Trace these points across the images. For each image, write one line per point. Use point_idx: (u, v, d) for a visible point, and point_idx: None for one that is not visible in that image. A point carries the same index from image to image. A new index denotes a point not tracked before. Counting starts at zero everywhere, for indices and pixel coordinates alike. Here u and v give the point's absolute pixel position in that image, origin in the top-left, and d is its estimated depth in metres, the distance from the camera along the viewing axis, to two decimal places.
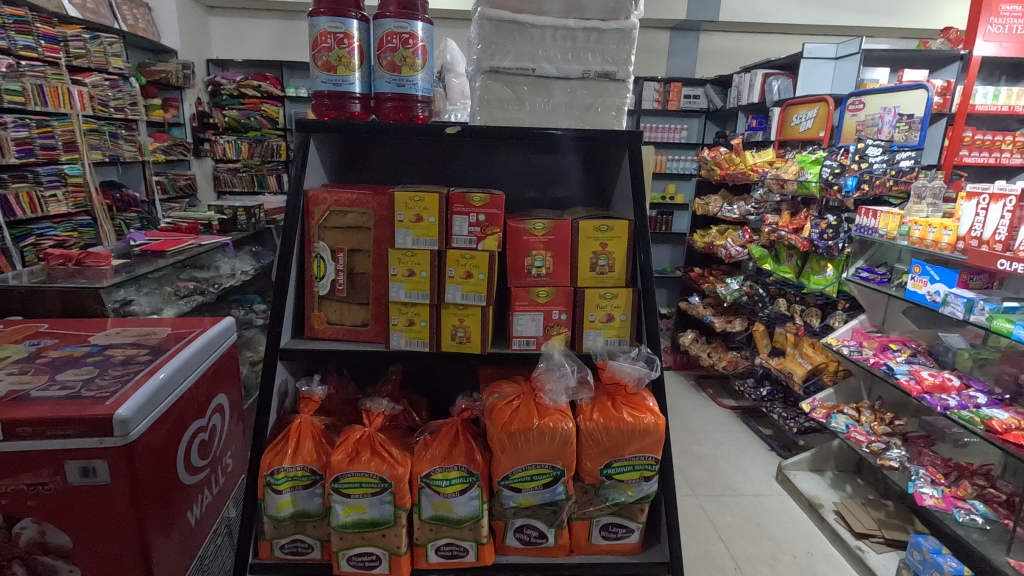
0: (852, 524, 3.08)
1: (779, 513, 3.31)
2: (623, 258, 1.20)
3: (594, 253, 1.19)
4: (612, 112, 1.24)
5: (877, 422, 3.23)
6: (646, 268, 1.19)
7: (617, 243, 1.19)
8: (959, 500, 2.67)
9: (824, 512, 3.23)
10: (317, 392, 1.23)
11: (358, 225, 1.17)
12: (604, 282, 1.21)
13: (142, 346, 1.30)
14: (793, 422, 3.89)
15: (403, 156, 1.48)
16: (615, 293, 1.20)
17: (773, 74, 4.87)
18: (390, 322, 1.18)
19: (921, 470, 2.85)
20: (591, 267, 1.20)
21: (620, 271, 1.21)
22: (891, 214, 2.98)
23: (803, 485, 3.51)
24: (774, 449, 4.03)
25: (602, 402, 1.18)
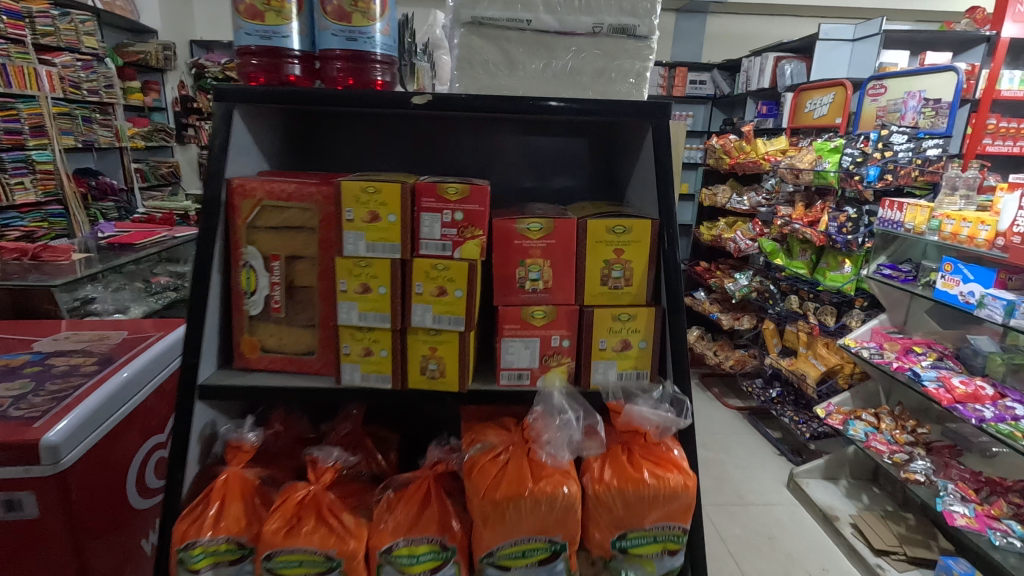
0: (867, 537, 2.84)
1: (793, 524, 3.04)
2: (643, 267, 0.92)
3: (607, 262, 0.92)
4: (630, 78, 0.96)
5: (898, 429, 2.91)
6: (675, 281, 0.91)
7: (636, 249, 0.92)
8: (993, 521, 2.37)
9: (840, 525, 2.98)
10: (250, 440, 0.96)
11: (297, 224, 0.89)
12: (620, 299, 0.93)
13: (90, 354, 1.26)
14: (806, 427, 3.62)
15: (376, 138, 1.20)
16: (633, 313, 0.93)
17: (785, 57, 4.47)
18: (342, 351, 0.91)
19: (950, 485, 2.55)
20: (603, 280, 0.92)
21: (641, 286, 0.93)
22: (919, 207, 2.67)
23: (816, 494, 3.25)
24: (783, 454, 3.74)
25: (615, 455, 0.92)
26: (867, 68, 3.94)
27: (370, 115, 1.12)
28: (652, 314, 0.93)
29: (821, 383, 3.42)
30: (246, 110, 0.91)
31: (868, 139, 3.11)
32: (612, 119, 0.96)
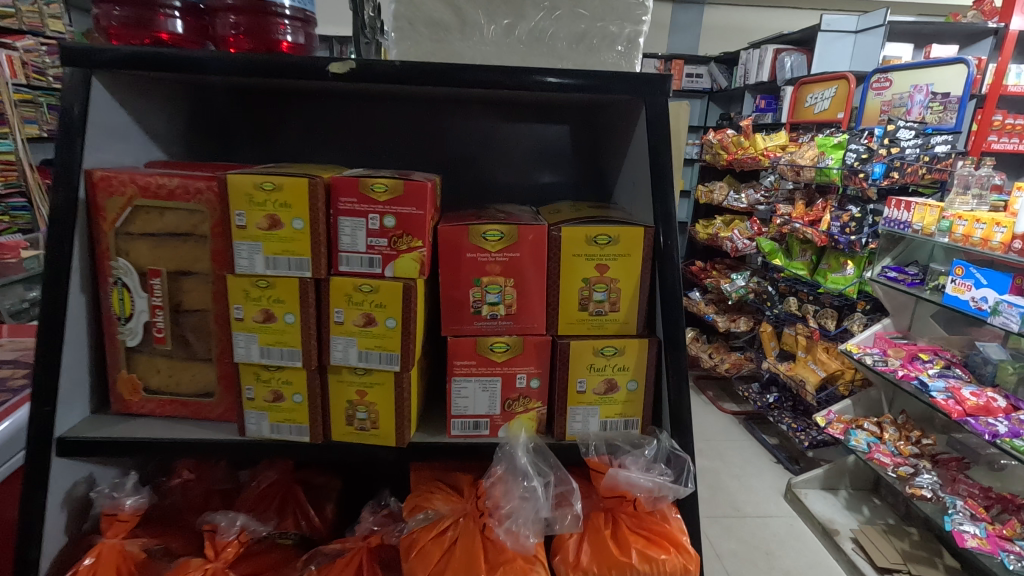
0: (870, 553, 2.47)
1: (792, 538, 2.64)
2: (633, 288, 0.72)
3: (587, 281, 0.71)
4: (617, 46, 0.75)
5: (903, 441, 2.48)
6: (673, 305, 0.71)
7: (625, 264, 0.71)
8: (1006, 542, 1.96)
9: (840, 540, 2.59)
10: (132, 505, 0.75)
11: (183, 231, 0.69)
12: (604, 329, 0.73)
13: (17, 367, 1.02)
14: (803, 435, 3.29)
15: (316, 120, 0.98)
16: (621, 346, 0.73)
17: (785, 50, 4.21)
18: (244, 395, 0.70)
19: (959, 502, 2.12)
20: (582, 304, 0.72)
21: (630, 312, 0.73)
22: (929, 206, 2.29)
23: (815, 507, 2.85)
24: (781, 461, 3.36)
25: (597, 527, 0.72)
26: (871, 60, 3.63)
27: (301, 92, 0.90)
28: (644, 349, 0.73)
29: (820, 390, 3.05)
30: (117, 80, 0.70)
31: (872, 134, 2.79)
32: (595, 99, 0.75)
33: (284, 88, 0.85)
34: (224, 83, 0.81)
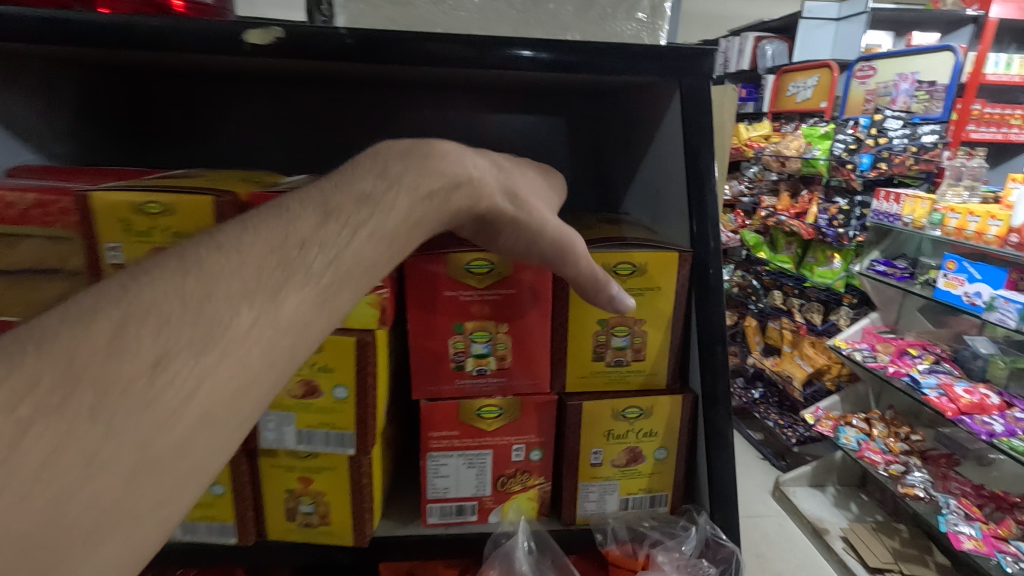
0: (862, 555, 2.02)
1: (780, 542, 2.17)
2: (662, 332, 0.56)
3: (604, 324, 0.55)
4: (638, 13, 0.57)
5: (891, 437, 2.19)
6: (715, 354, 0.55)
7: (651, 301, 0.55)
8: (1002, 543, 1.68)
9: (829, 540, 2.13)
10: None
11: (49, 265, 0.49)
12: (625, 383, 0.57)
13: None
14: (790, 431, 2.76)
15: (256, 110, 0.79)
16: (646, 405, 0.56)
17: (766, 37, 3.76)
18: None
19: (952, 501, 1.84)
20: (598, 354, 0.56)
21: (661, 361, 0.57)
22: (920, 198, 2.05)
23: (806, 505, 2.37)
24: (766, 459, 2.77)
25: None
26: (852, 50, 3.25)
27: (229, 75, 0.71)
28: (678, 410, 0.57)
29: (806, 385, 2.72)
30: None
31: (857, 123, 2.46)
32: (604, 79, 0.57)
33: (200, 70, 0.66)
34: (115, 62, 0.61)
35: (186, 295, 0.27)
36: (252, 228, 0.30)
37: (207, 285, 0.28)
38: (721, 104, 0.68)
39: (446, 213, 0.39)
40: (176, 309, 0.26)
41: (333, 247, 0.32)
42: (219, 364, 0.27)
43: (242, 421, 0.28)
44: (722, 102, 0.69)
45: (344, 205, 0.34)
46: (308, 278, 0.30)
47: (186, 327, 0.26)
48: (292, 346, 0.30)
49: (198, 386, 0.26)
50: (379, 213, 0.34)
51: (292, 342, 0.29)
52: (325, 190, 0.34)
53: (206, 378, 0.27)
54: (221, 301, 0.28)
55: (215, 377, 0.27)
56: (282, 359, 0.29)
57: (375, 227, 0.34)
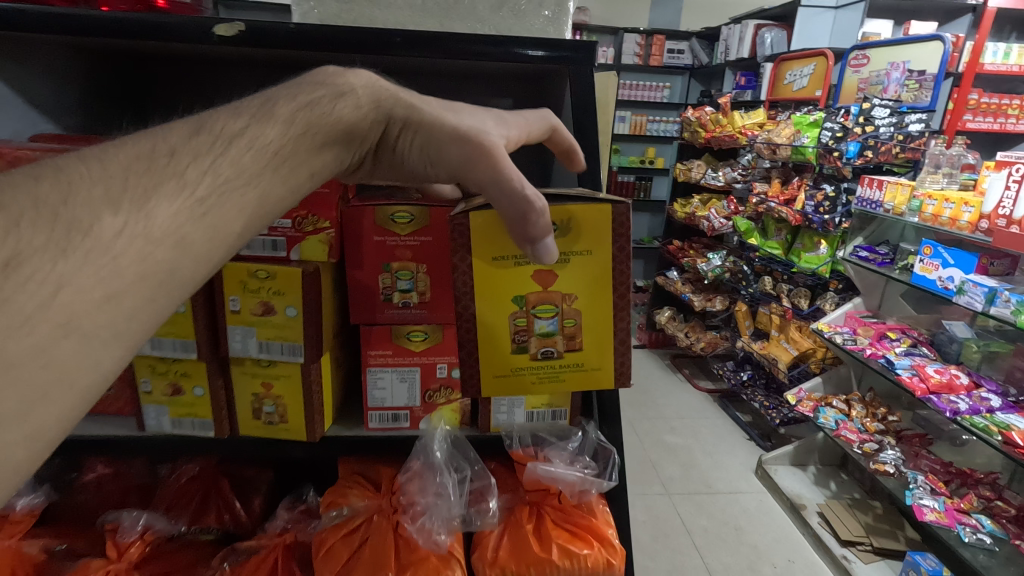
0: (836, 528, 2.14)
1: (760, 516, 2.28)
2: (588, 309, 0.58)
3: (522, 304, 0.57)
4: (545, 10, 0.68)
5: (868, 417, 2.24)
6: (624, 347, 0.59)
7: (579, 274, 0.57)
8: (963, 514, 1.80)
9: (806, 514, 2.24)
10: (22, 506, 0.75)
11: None
12: (560, 376, 0.60)
13: None
14: (775, 412, 2.82)
15: (235, 88, 0.87)
16: (555, 377, 0.60)
17: (767, 26, 3.65)
18: (141, 388, 0.66)
19: (920, 476, 1.94)
20: (521, 345, 0.59)
21: (595, 353, 0.59)
22: (900, 185, 2.08)
23: (786, 482, 2.45)
24: (752, 439, 2.86)
25: (520, 521, 0.69)
26: (850, 37, 3.16)
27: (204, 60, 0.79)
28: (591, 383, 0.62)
29: (791, 367, 2.74)
30: None
31: (847, 111, 2.44)
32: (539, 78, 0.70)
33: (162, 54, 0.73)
34: (91, 46, 0.70)
35: (40, 201, 0.30)
36: (100, 154, 0.33)
37: (60, 189, 0.31)
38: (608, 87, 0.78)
39: (340, 121, 0.42)
40: (28, 213, 0.30)
41: (207, 154, 0.36)
42: (79, 268, 0.30)
43: (114, 323, 0.31)
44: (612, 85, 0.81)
45: (214, 122, 0.37)
46: (182, 185, 0.34)
47: (43, 232, 0.29)
48: (172, 254, 0.33)
49: (59, 291, 0.29)
50: (268, 120, 0.39)
51: (172, 252, 0.33)
52: (213, 112, 0.38)
53: (74, 281, 0.30)
54: (80, 208, 0.31)
55: (74, 282, 0.30)
56: (167, 268, 0.33)
57: (260, 134, 0.38)
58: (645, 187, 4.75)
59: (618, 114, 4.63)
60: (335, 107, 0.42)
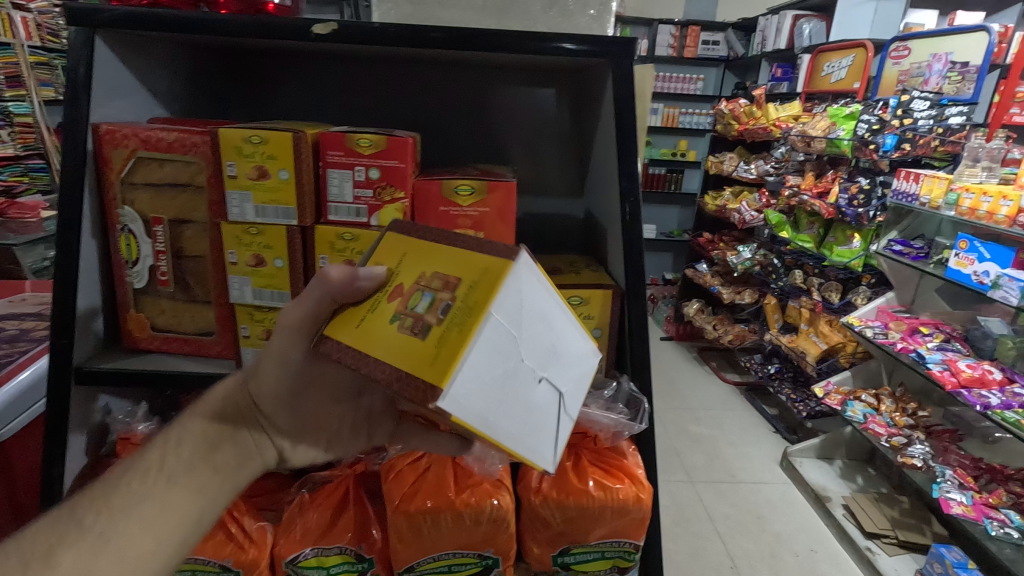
0: (860, 521, 2.17)
1: (783, 506, 2.33)
2: (443, 260, 0.50)
3: (397, 312, 0.49)
4: (590, 10, 0.78)
5: (897, 412, 2.25)
6: (480, 239, 0.50)
7: (409, 261, 0.52)
8: (992, 510, 1.81)
9: (830, 507, 2.28)
10: (142, 431, 0.85)
11: (181, 181, 0.75)
12: (471, 305, 0.45)
13: (41, 318, 1.22)
14: (801, 405, 2.84)
15: (302, 81, 1.02)
16: (467, 310, 0.45)
17: (806, 16, 3.62)
18: (240, 333, 0.78)
19: (948, 470, 1.96)
20: (425, 330, 0.46)
21: (471, 267, 0.48)
22: (938, 178, 2.05)
23: (812, 475, 2.49)
24: (778, 432, 2.90)
25: (560, 459, 0.79)
26: (892, 28, 3.10)
27: (285, 52, 0.95)
28: (514, 282, 0.46)
29: (820, 361, 2.72)
30: (107, 37, 0.73)
31: (886, 104, 2.41)
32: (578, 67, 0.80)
33: (258, 48, 0.89)
34: (204, 42, 0.84)
35: None
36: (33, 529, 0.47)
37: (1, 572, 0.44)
38: (647, 79, 0.88)
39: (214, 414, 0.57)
40: None
41: (102, 506, 0.49)
42: None
43: None
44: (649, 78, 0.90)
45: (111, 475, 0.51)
46: (81, 532, 0.47)
47: None
48: None
49: None
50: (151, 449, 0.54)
51: None
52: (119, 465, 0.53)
53: None
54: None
55: None
56: None
57: (144, 462, 0.52)
58: (676, 179, 4.77)
59: (651, 106, 4.65)
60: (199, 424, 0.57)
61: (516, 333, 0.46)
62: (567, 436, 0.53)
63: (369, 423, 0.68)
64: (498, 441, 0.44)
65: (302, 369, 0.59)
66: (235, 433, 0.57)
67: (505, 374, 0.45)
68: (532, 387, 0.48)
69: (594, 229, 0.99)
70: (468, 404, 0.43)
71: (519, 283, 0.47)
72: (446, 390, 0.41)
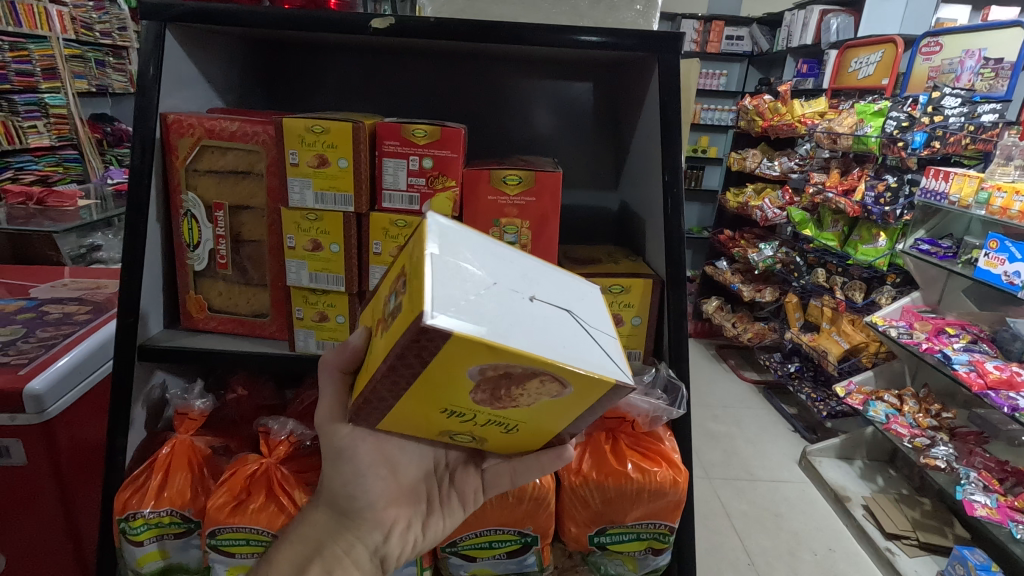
0: (881, 522, 2.17)
1: (801, 505, 2.32)
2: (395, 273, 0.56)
3: (382, 324, 0.53)
4: (637, 5, 0.79)
5: (921, 413, 2.24)
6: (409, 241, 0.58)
7: (378, 300, 0.58)
8: (1020, 514, 1.80)
9: (850, 506, 2.27)
10: (199, 407, 0.89)
11: (242, 169, 0.78)
12: (411, 257, 0.51)
13: (84, 303, 1.27)
14: (821, 404, 2.83)
15: (344, 75, 1.05)
16: (413, 260, 0.50)
17: (833, 10, 3.56)
18: (294, 315, 0.81)
19: (973, 473, 1.93)
20: (396, 306, 0.50)
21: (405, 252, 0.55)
22: (969, 176, 2.02)
23: (832, 474, 2.48)
24: (797, 431, 2.89)
25: (598, 442, 0.82)
26: (923, 23, 3.04)
27: (331, 45, 0.98)
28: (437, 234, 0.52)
29: (841, 360, 2.70)
30: (176, 31, 0.77)
31: (915, 100, 2.37)
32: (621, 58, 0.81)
33: (310, 41, 0.92)
34: (259, 35, 0.87)
35: None
36: None
37: None
38: (690, 73, 0.90)
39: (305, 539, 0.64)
40: None
41: None
42: None
43: None
44: (691, 72, 0.91)
45: None
46: None
47: None
48: None
49: None
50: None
51: None
52: None
53: None
54: None
55: None
56: None
57: None
58: (697, 175, 4.74)
59: None
60: (289, 549, 0.64)
61: (466, 262, 0.50)
62: (605, 345, 0.52)
63: (449, 485, 0.69)
64: (511, 345, 0.44)
65: (361, 469, 0.61)
66: (321, 550, 0.63)
67: (478, 293, 0.48)
68: (515, 303, 0.50)
69: (630, 220, 1.01)
70: (456, 317, 0.44)
71: (446, 229, 0.53)
72: (428, 309, 0.43)
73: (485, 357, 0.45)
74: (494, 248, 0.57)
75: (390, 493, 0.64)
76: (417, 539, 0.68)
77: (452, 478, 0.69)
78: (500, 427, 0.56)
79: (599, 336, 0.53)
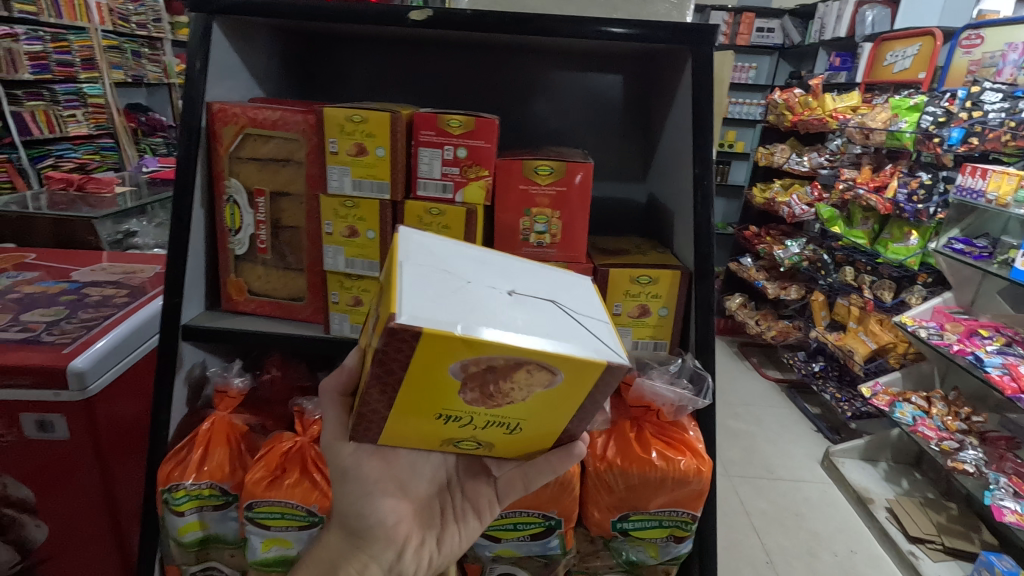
0: (904, 524, 2.14)
1: (822, 505, 2.30)
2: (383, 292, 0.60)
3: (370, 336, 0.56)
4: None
5: (949, 416, 2.20)
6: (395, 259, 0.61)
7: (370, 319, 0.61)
8: None
9: (873, 508, 2.24)
10: (237, 385, 0.92)
11: (282, 157, 0.81)
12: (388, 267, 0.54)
13: (121, 287, 1.32)
14: (846, 405, 2.80)
15: (378, 67, 1.08)
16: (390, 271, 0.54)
17: (869, 2, 3.47)
18: (329, 299, 0.84)
19: (1003, 479, 1.88)
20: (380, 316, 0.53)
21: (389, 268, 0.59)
22: (1007, 174, 1.96)
23: (855, 475, 2.45)
24: (820, 431, 2.85)
25: (623, 430, 0.83)
26: (963, 15, 2.94)
27: (368, 37, 1.00)
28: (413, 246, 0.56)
29: (868, 360, 2.65)
30: (222, 22, 0.80)
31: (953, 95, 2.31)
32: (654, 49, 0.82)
33: (348, 32, 0.94)
34: (299, 27, 0.90)
35: None
36: None
37: None
38: (723, 64, 0.90)
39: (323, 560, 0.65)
40: None
41: None
42: None
43: None
44: (724, 64, 0.91)
45: None
46: None
47: None
48: None
49: None
50: None
51: None
52: None
53: None
54: None
55: None
56: None
57: None
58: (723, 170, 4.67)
59: None
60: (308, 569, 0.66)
61: (440, 268, 0.54)
62: (592, 329, 0.53)
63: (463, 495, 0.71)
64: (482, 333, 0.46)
65: (369, 488, 0.62)
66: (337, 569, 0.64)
67: (453, 291, 0.51)
68: (492, 298, 0.52)
69: (658, 213, 1.02)
70: (426, 312, 0.47)
71: (419, 244, 0.56)
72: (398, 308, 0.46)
73: (465, 351, 0.47)
74: (476, 255, 0.60)
75: (402, 510, 0.66)
76: (433, 554, 0.69)
77: (463, 489, 0.71)
78: (503, 428, 0.56)
79: (588, 322, 0.54)
